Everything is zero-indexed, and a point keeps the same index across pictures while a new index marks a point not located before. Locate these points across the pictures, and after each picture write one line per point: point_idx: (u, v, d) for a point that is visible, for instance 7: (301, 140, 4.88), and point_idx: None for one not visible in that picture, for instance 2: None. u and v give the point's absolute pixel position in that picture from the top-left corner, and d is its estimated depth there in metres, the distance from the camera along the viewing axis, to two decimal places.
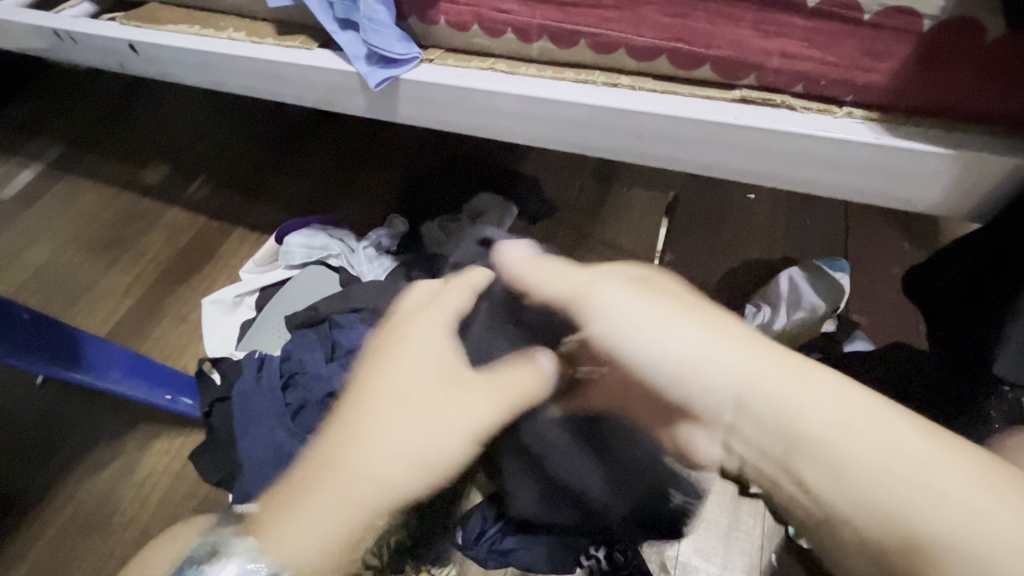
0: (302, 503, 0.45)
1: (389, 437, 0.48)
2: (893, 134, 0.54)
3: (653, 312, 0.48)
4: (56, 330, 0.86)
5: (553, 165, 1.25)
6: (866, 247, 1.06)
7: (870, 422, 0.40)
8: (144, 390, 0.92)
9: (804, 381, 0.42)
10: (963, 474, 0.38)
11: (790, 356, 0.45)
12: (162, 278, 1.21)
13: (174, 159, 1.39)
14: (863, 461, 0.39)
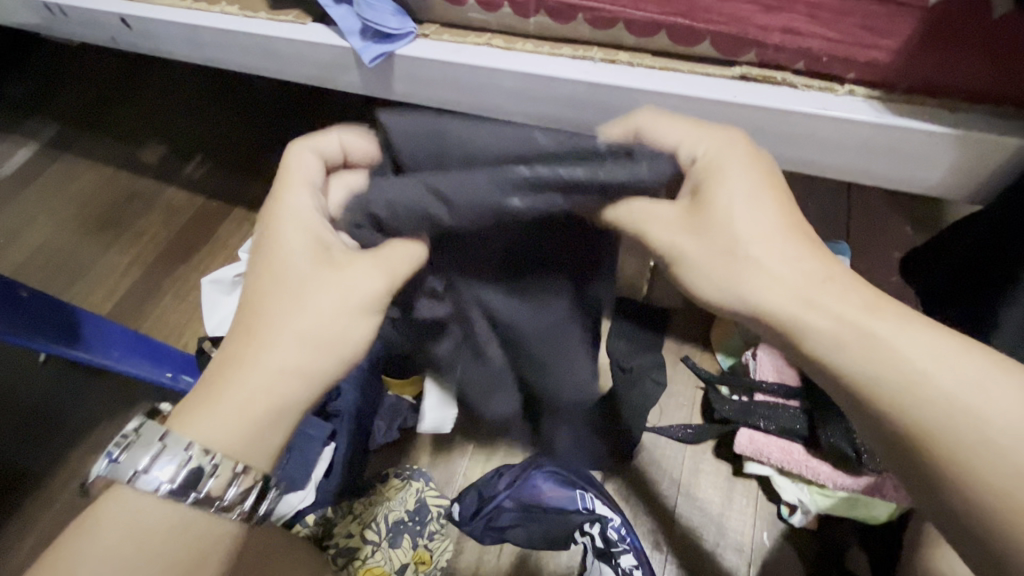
0: (218, 396, 0.45)
1: (306, 322, 0.47)
2: (897, 114, 0.53)
3: (693, 224, 0.43)
4: (50, 307, 0.86)
5: None
6: (865, 232, 1.05)
7: (874, 312, 0.40)
8: (145, 368, 0.92)
9: (823, 274, 0.42)
10: (923, 350, 0.39)
11: (811, 249, 0.42)
12: (164, 258, 1.21)
13: (169, 139, 1.37)
14: (908, 357, 0.39)
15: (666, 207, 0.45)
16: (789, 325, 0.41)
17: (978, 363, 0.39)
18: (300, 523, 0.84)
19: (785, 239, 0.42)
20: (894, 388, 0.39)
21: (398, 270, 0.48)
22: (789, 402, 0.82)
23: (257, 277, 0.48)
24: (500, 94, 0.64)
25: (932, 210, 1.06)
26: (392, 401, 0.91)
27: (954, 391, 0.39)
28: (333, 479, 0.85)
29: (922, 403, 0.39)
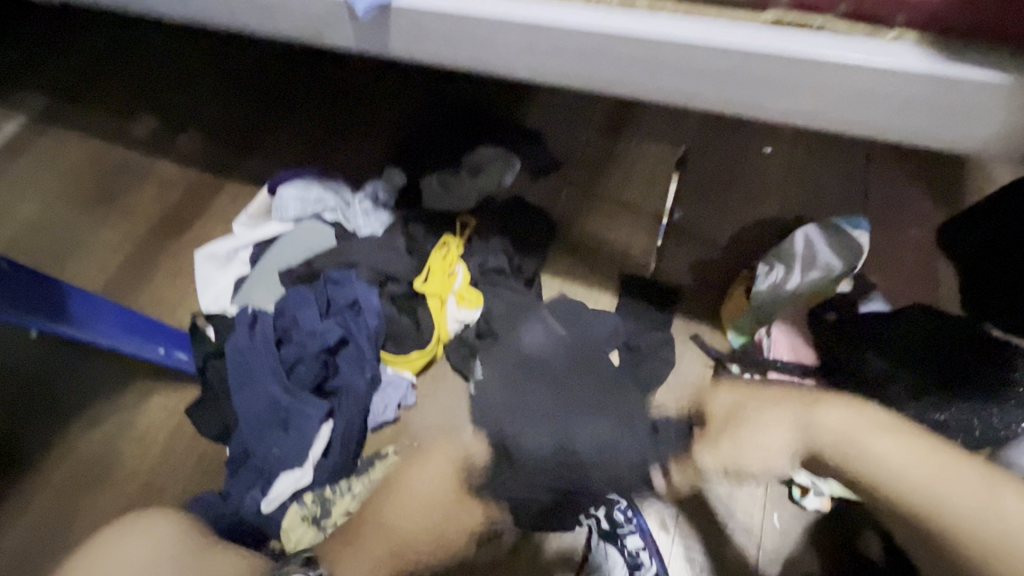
0: (375, 518, 0.75)
1: (396, 535, 0.74)
2: (946, 63, 0.49)
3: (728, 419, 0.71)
4: (44, 284, 0.83)
5: (563, 116, 1.18)
6: (885, 206, 1.01)
7: (878, 441, 0.59)
8: (138, 346, 0.91)
9: (798, 421, 0.64)
10: (898, 454, 0.57)
11: (785, 414, 0.66)
12: (157, 233, 1.17)
13: (160, 110, 1.32)
14: (921, 494, 0.55)
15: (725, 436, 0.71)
16: (805, 453, 0.63)
17: (963, 474, 0.55)
18: (297, 501, 0.81)
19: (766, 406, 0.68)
20: (934, 505, 0.54)
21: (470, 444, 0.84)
22: (805, 379, 0.79)
23: (360, 533, 0.75)
24: (507, 47, 0.59)
25: (954, 183, 1.02)
26: (391, 377, 0.90)
27: (920, 481, 0.55)
28: (332, 458, 0.83)
29: (946, 510, 0.53)
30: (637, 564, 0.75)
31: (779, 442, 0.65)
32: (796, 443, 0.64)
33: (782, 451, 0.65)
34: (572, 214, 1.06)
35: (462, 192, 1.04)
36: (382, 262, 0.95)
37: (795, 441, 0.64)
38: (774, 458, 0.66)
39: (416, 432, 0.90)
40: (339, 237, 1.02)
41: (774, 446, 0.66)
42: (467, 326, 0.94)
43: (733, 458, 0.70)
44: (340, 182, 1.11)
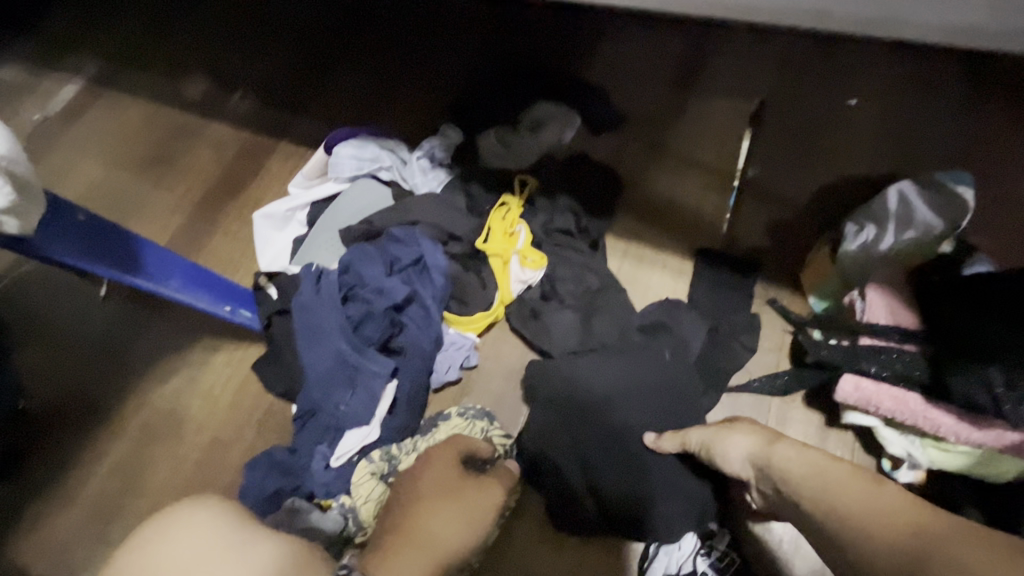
0: (411, 529, 0.68)
1: (438, 528, 0.70)
2: None
3: (696, 434, 0.71)
4: (115, 233, 0.84)
5: (624, 61, 1.10)
6: (990, 161, 0.91)
7: (806, 453, 0.61)
8: (205, 301, 0.91)
9: (741, 437, 0.66)
10: (801, 465, 0.60)
11: (741, 431, 0.67)
12: (215, 193, 1.18)
13: (209, 69, 1.30)
14: (816, 494, 0.57)
15: (694, 434, 0.71)
16: (759, 470, 0.63)
17: (859, 487, 0.56)
18: (365, 458, 0.82)
19: (727, 428, 0.68)
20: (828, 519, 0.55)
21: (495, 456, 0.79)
22: (906, 345, 0.74)
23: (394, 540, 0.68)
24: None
25: None
26: (454, 337, 0.88)
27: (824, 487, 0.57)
28: (398, 416, 0.83)
29: (828, 505, 0.56)
30: (711, 533, 0.78)
31: (740, 451, 0.66)
32: (752, 463, 0.64)
33: (740, 459, 0.66)
34: (636, 171, 1.01)
35: (522, 150, 1.00)
36: (444, 221, 0.92)
37: (751, 451, 0.65)
38: (727, 454, 0.67)
39: (481, 394, 0.90)
40: (397, 198, 1.01)
41: (735, 444, 0.66)
42: (530, 287, 0.91)
43: (707, 440, 0.69)
44: (395, 141, 1.08)
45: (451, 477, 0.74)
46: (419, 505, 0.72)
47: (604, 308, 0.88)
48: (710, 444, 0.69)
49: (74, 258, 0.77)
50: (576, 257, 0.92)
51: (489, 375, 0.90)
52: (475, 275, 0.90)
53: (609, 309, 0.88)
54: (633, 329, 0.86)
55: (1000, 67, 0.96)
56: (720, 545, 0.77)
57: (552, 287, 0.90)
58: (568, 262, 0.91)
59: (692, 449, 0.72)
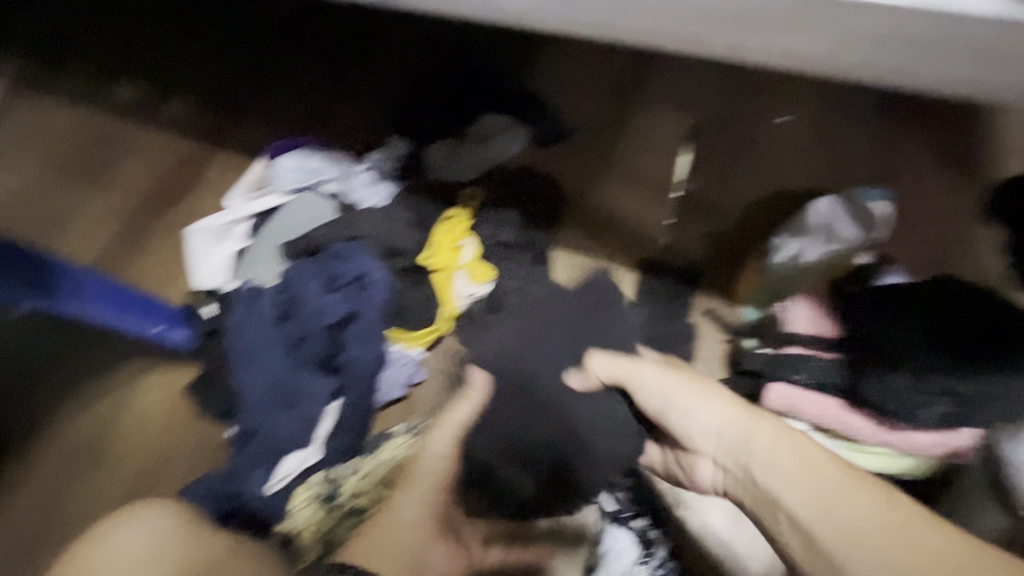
0: None
1: None
2: None
3: (657, 379, 0.71)
4: (36, 265, 0.88)
5: (568, 74, 1.12)
6: (903, 177, 0.98)
7: (784, 445, 0.63)
8: (135, 323, 0.90)
9: (732, 417, 0.66)
10: (788, 457, 0.62)
11: (721, 400, 0.68)
12: (147, 204, 1.12)
13: (140, 73, 1.24)
14: (799, 494, 0.59)
15: (647, 371, 0.72)
16: (728, 442, 0.66)
17: (863, 497, 0.58)
18: (308, 480, 0.80)
19: (700, 395, 0.68)
20: (813, 515, 0.57)
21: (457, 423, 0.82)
22: (829, 353, 0.78)
23: None
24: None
25: (976, 153, 0.99)
26: (397, 353, 0.88)
27: (809, 484, 0.60)
28: (340, 436, 0.81)
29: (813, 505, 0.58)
30: (649, 542, 0.79)
31: (709, 420, 0.67)
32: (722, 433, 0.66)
33: (705, 426, 0.67)
34: (580, 184, 1.03)
35: (467, 163, 1.00)
36: (386, 235, 0.91)
37: (722, 420, 0.66)
38: (694, 415, 0.68)
39: (426, 410, 0.89)
40: (340, 211, 0.99)
41: (709, 411, 0.67)
42: (475, 301, 0.91)
43: (675, 393, 0.69)
44: (338, 152, 1.06)
45: None
46: None
47: None
48: (676, 396, 0.69)
49: (32, 301, 0.87)
50: (520, 269, 0.93)
51: (435, 389, 0.90)
52: (418, 292, 0.89)
53: None
54: None
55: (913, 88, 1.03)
56: (658, 552, 0.79)
57: (497, 300, 0.90)
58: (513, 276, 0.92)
59: (636, 381, 0.72)
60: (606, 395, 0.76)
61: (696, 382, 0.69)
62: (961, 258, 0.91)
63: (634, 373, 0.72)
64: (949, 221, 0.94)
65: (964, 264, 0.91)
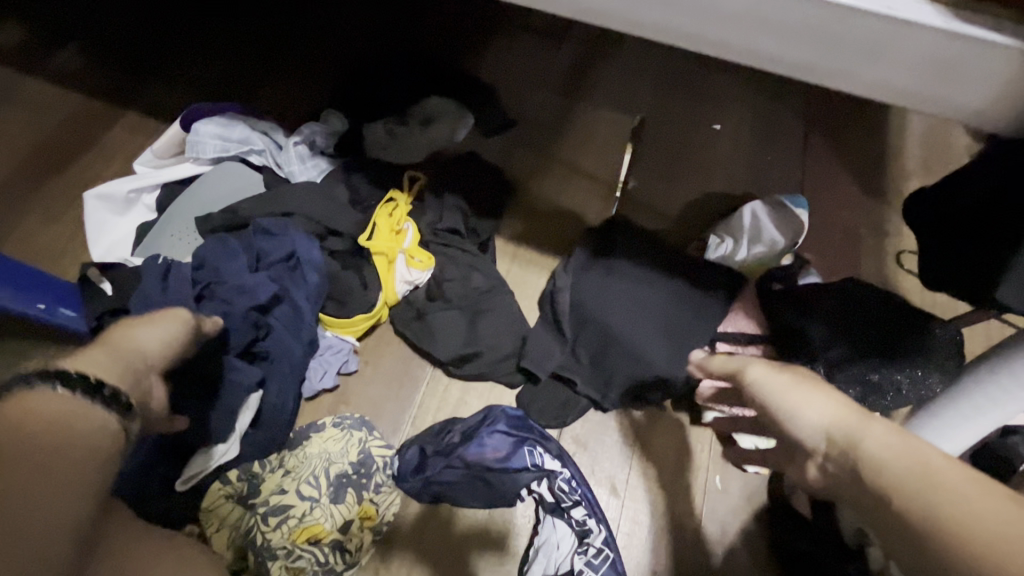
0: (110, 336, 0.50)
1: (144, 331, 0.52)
2: (963, 20, 0.40)
3: (778, 379, 0.42)
4: None
5: (514, 64, 1.12)
6: (819, 188, 1.06)
7: (919, 444, 0.34)
8: (8, 296, 0.76)
9: (850, 417, 0.37)
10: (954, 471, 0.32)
11: (839, 399, 0.39)
12: (29, 164, 0.97)
13: (31, 20, 1.09)
14: (966, 524, 0.29)
15: (755, 367, 0.44)
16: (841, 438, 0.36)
17: None
18: (222, 479, 0.73)
19: (815, 395, 0.40)
20: (964, 516, 0.29)
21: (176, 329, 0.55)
22: (749, 347, 0.83)
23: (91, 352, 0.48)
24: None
25: (880, 171, 1.08)
26: (329, 341, 0.83)
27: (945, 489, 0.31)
28: (262, 430, 0.75)
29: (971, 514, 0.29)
30: (587, 531, 0.74)
31: (811, 415, 0.38)
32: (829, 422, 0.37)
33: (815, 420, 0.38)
34: (524, 176, 1.02)
35: (411, 146, 0.96)
36: (322, 214, 0.85)
37: (851, 421, 0.37)
38: (798, 412, 0.39)
39: (358, 401, 0.84)
40: (267, 184, 0.91)
41: (811, 402, 0.39)
42: (415, 288, 0.87)
43: (773, 391, 0.41)
44: (269, 122, 0.97)
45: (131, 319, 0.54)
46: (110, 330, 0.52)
47: (491, 312, 0.86)
48: (769, 392, 0.41)
49: None
50: (463, 255, 0.89)
51: (366, 381, 0.85)
52: (355, 274, 0.84)
53: (494, 313, 0.86)
54: (515, 328, 0.86)
55: (826, 110, 1.13)
56: (596, 542, 0.73)
57: (438, 286, 0.87)
58: (455, 261, 0.88)
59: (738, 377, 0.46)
60: (634, 304, 0.85)
61: (804, 374, 0.43)
62: (867, 264, 1.00)
63: (748, 363, 0.46)
64: (857, 229, 1.03)
65: (870, 270, 0.99)
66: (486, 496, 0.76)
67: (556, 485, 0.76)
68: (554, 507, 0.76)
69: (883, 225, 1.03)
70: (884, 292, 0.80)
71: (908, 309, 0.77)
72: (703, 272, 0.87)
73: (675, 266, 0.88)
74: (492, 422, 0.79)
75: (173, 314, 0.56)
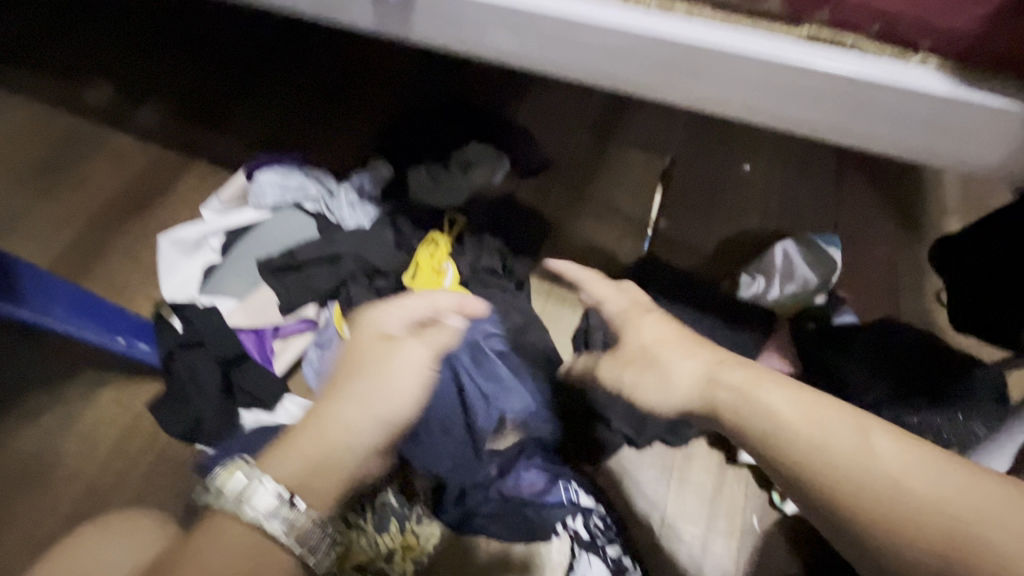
0: (322, 428, 0.53)
1: (354, 405, 0.56)
2: (970, 87, 0.43)
3: (632, 366, 0.55)
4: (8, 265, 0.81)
5: (550, 110, 1.18)
6: (856, 225, 1.07)
7: (794, 396, 0.44)
8: (96, 334, 0.86)
9: (708, 382, 0.49)
10: (833, 427, 0.42)
11: (704, 366, 0.51)
12: (112, 209, 1.08)
13: (119, 81, 1.22)
14: (798, 436, 0.42)
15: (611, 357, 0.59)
16: (699, 405, 0.49)
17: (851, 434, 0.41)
18: None
19: (677, 356, 0.52)
20: (839, 462, 0.40)
21: (385, 411, 0.56)
22: None
23: (305, 434, 0.53)
24: (514, 24, 0.53)
25: (917, 209, 1.08)
26: None
27: (826, 436, 0.41)
28: None
29: (838, 456, 0.40)
30: (622, 567, 0.76)
31: (685, 375, 0.51)
32: (692, 385, 0.50)
33: (681, 392, 0.50)
34: (559, 216, 1.07)
35: (451, 189, 1.01)
36: (369, 256, 0.91)
37: (699, 384, 0.49)
38: (668, 385, 0.52)
39: None
40: (321, 229, 0.98)
41: (678, 373, 0.51)
42: None
43: (633, 383, 0.55)
44: (323, 171, 1.05)
45: (350, 378, 0.58)
46: (339, 395, 0.57)
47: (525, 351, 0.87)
48: (634, 366, 0.55)
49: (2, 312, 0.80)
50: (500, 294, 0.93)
51: None
52: None
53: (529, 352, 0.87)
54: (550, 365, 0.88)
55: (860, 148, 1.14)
56: None
57: None
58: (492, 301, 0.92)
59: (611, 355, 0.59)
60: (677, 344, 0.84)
61: (641, 343, 0.56)
62: (905, 301, 0.99)
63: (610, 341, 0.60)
64: (895, 266, 1.02)
65: (909, 308, 0.98)
66: (522, 527, 0.79)
67: (591, 518, 0.79)
68: (590, 540, 0.77)
69: (920, 264, 1.03)
70: (915, 331, 0.81)
71: (940, 347, 0.78)
72: (738, 312, 0.89)
73: (709, 304, 0.90)
74: (528, 459, 0.81)
75: (390, 381, 0.58)
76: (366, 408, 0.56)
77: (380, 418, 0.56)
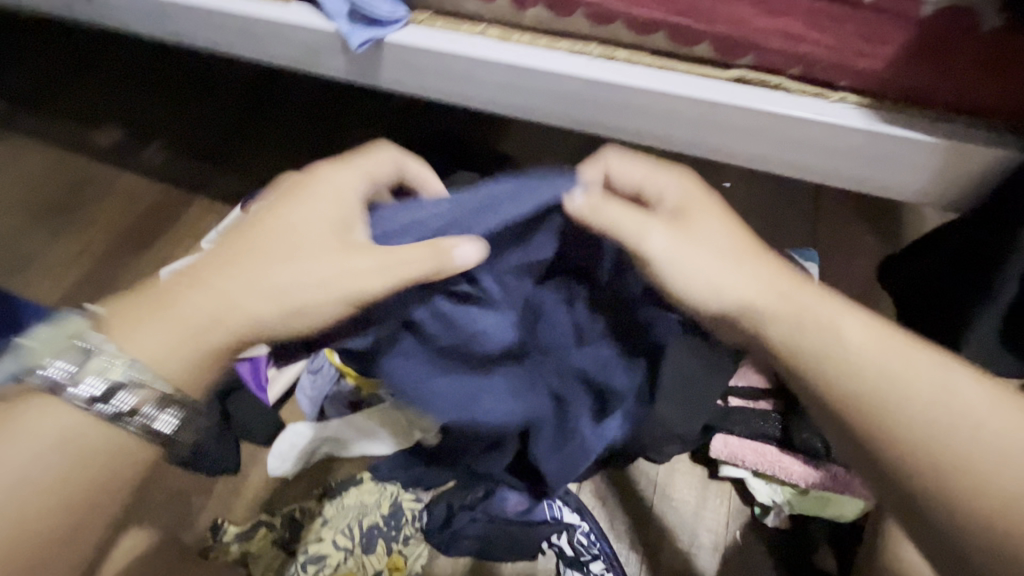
0: (197, 287, 0.46)
1: (238, 279, 0.46)
2: (884, 120, 0.52)
3: (694, 251, 0.46)
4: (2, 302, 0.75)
5: (535, 136, 1.23)
6: (834, 239, 1.09)
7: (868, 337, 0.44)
8: None
9: (773, 290, 0.45)
10: (906, 369, 0.43)
11: (763, 264, 0.46)
12: (119, 245, 1.14)
13: (127, 122, 1.29)
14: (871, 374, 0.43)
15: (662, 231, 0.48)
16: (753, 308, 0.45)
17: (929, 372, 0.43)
18: (266, 526, 0.83)
19: (736, 247, 0.47)
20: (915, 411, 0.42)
21: (278, 297, 0.45)
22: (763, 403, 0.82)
23: (187, 286, 0.46)
24: (474, 71, 0.58)
25: (896, 221, 1.10)
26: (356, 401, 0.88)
27: (905, 384, 0.43)
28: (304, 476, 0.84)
29: (918, 408, 0.42)
30: None
31: (743, 279, 0.45)
32: (754, 288, 0.45)
33: (739, 292, 0.45)
34: None
35: None
36: None
37: (754, 292, 0.45)
38: (717, 278, 0.45)
39: None
40: None
41: (732, 273, 0.46)
42: None
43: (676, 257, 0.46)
44: None
45: (249, 241, 0.47)
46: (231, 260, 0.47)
47: None
48: (681, 254, 0.46)
49: None
50: None
51: None
52: None
53: None
54: None
55: None
56: None
57: None
58: None
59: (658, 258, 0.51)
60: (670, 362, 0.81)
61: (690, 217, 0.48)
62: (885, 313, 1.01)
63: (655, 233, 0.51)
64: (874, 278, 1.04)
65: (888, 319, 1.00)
66: (508, 546, 0.78)
67: (576, 538, 0.79)
68: (576, 557, 0.79)
69: None
70: None
71: None
72: None
73: None
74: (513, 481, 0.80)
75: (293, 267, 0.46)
76: (254, 285, 0.45)
77: (265, 305, 0.45)
